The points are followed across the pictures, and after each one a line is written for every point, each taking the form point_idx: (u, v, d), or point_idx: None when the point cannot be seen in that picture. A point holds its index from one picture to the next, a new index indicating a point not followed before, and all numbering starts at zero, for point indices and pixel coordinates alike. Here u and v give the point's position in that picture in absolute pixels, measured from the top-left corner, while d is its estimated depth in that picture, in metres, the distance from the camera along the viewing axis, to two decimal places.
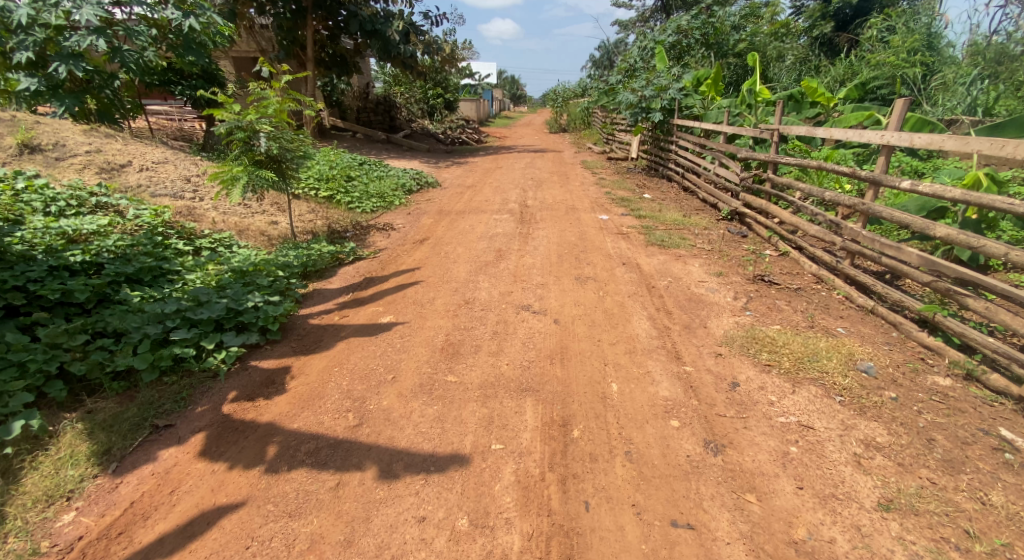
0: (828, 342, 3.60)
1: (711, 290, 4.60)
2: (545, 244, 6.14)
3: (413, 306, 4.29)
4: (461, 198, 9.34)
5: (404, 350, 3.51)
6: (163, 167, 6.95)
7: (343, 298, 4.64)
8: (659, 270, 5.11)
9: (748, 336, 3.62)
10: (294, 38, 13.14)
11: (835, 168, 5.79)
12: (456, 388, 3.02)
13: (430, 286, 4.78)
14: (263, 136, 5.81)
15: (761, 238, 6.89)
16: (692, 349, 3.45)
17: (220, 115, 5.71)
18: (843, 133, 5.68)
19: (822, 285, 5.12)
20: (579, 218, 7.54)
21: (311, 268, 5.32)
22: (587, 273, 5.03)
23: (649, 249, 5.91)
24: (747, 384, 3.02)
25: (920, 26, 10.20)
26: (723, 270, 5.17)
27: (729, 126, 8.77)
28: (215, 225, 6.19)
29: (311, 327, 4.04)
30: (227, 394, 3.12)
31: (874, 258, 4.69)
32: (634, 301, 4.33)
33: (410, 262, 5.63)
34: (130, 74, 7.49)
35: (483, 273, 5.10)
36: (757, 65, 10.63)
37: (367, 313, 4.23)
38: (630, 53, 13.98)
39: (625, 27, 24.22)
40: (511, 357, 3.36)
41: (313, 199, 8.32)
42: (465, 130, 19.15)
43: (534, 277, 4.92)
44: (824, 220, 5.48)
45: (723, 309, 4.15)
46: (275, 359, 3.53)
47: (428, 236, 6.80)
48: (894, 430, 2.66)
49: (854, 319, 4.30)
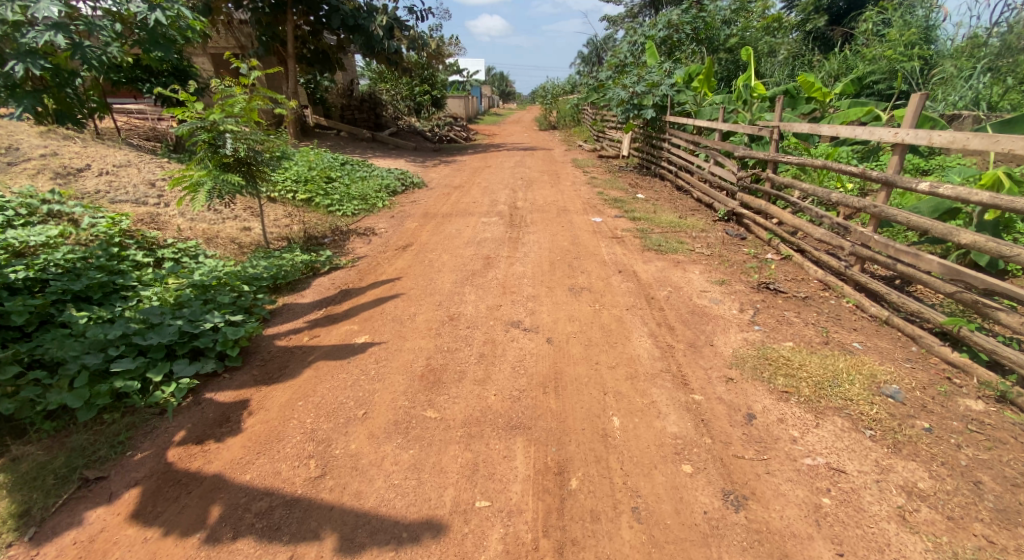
0: (848, 361, 3.27)
1: (714, 301, 4.26)
2: (536, 249, 5.79)
3: (391, 324, 3.92)
4: (448, 199, 8.95)
5: (379, 379, 3.13)
6: (125, 170, 6.50)
7: (316, 314, 4.24)
8: (658, 279, 4.77)
9: (761, 356, 3.28)
10: (274, 34, 12.58)
11: (839, 167, 5.47)
12: (435, 428, 2.65)
13: (411, 299, 4.41)
14: (228, 137, 5.38)
15: (761, 239, 6.59)
16: (700, 372, 3.10)
17: (181, 115, 5.26)
18: (850, 129, 5.35)
19: (829, 292, 4.80)
20: (571, 221, 7.22)
21: (281, 280, 4.92)
22: (581, 283, 4.67)
23: (646, 255, 5.57)
24: (764, 415, 2.68)
25: (918, 19, 9.97)
26: (725, 278, 4.85)
27: (724, 122, 8.46)
28: (180, 233, 5.78)
29: (276, 350, 3.65)
30: (174, 435, 2.76)
31: (887, 264, 4.38)
32: (633, 315, 3.97)
33: (391, 271, 5.24)
34: (93, 73, 6.93)
35: (469, 283, 4.73)
36: (752, 58, 10.24)
37: (340, 333, 3.85)
38: (618, 49, 13.52)
39: (613, 22, 23.95)
40: (499, 385, 3.00)
41: (291, 202, 7.89)
42: (453, 127, 18.74)
43: (524, 288, 4.55)
44: (829, 222, 5.17)
45: (730, 324, 3.81)
46: (233, 391, 3.15)
47: (411, 242, 6.41)
48: (936, 474, 2.34)
49: (868, 331, 3.97)
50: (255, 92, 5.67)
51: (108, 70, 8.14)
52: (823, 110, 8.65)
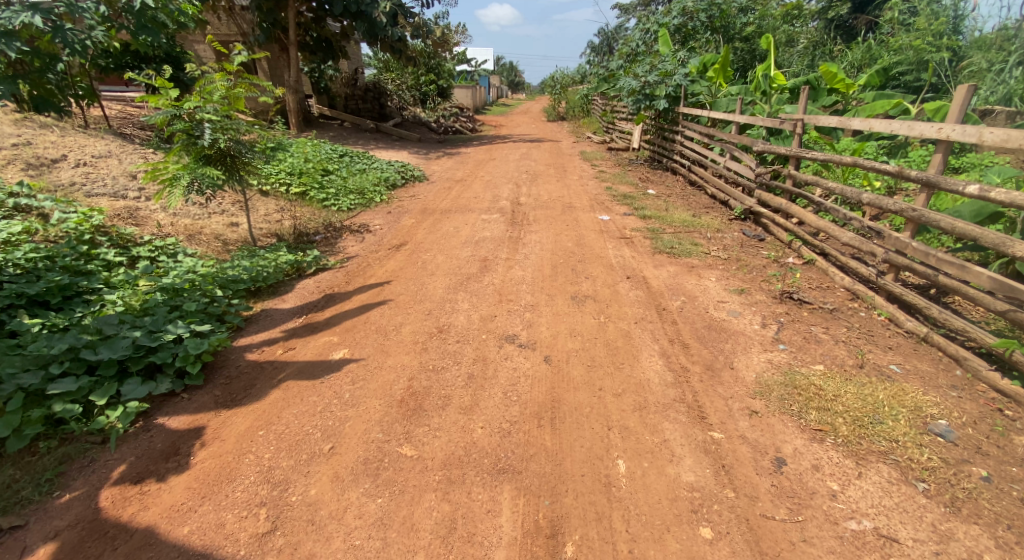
0: (888, 392, 2.85)
1: (732, 314, 3.84)
2: (538, 251, 5.40)
3: (374, 336, 3.54)
4: (448, 194, 8.57)
5: (353, 404, 2.76)
6: (104, 162, 6.17)
7: (294, 323, 3.87)
8: (670, 287, 4.36)
9: (787, 383, 2.87)
10: (275, 20, 12.11)
11: (869, 164, 4.99)
12: (409, 471, 2.28)
13: (398, 306, 4.03)
14: (207, 127, 4.96)
15: (780, 241, 6.14)
16: (718, 403, 2.70)
17: (154, 104, 4.85)
18: (882, 123, 4.84)
19: (858, 303, 4.38)
20: (576, 218, 6.81)
21: (261, 282, 4.53)
22: (585, 290, 4.27)
23: (657, 258, 5.16)
24: (796, 460, 2.29)
25: (945, 8, 9.48)
26: (744, 286, 4.44)
27: (742, 115, 7.99)
28: (160, 229, 5.43)
29: (245, 365, 3.28)
30: (111, 472, 2.43)
31: (926, 274, 3.94)
32: (642, 329, 3.57)
33: (381, 273, 4.86)
34: (76, 57, 6.59)
35: (463, 289, 4.34)
36: (772, 48, 9.70)
37: (317, 346, 3.47)
38: (631, 37, 13.00)
39: (626, 11, 23.32)
40: (487, 415, 2.61)
41: (283, 196, 7.52)
42: (459, 117, 18.27)
43: (523, 296, 4.16)
44: (858, 225, 4.72)
45: (751, 342, 3.40)
46: (188, 416, 2.81)
47: (406, 240, 6.04)
48: (1003, 541, 1.95)
49: (906, 350, 3.56)
50: (240, 79, 5.38)
51: (95, 55, 7.78)
52: (846, 102, 8.16)
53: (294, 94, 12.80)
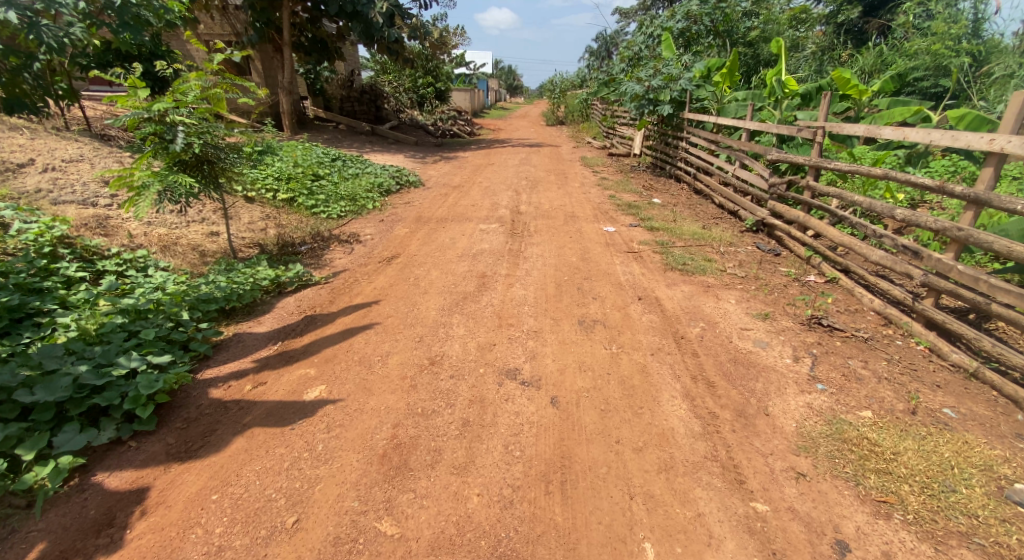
0: (953, 446, 2.48)
1: (759, 344, 3.44)
2: (540, 266, 5.01)
3: (356, 370, 3.12)
4: (444, 201, 8.18)
5: (326, 460, 2.34)
6: (74, 167, 5.72)
7: (268, 351, 3.45)
8: (687, 310, 3.96)
9: (834, 436, 2.48)
10: (269, 20, 11.70)
11: (902, 177, 4.60)
12: (390, 558, 1.91)
13: (387, 331, 3.63)
14: (180, 131, 4.50)
15: (797, 256, 5.74)
16: (757, 462, 2.32)
17: (122, 104, 4.39)
18: (920, 132, 4.46)
19: (892, 329, 4.01)
20: (580, 230, 6.42)
21: (235, 301, 4.08)
22: (593, 313, 3.87)
23: (669, 276, 4.77)
24: (860, 546, 1.96)
25: (962, 12, 9.22)
26: (767, 310, 4.05)
27: (752, 121, 7.59)
28: (131, 240, 4.99)
29: (206, 404, 2.85)
30: (31, 550, 2.02)
31: (975, 301, 3.58)
32: (660, 363, 3.16)
33: (369, 291, 4.44)
34: (50, 54, 6.14)
35: (459, 311, 3.93)
36: (783, 52, 9.21)
37: (291, 381, 3.04)
38: (632, 40, 12.61)
39: (625, 16, 23.10)
40: (484, 477, 2.22)
41: (270, 202, 7.08)
42: (456, 120, 17.87)
43: (524, 321, 3.75)
44: (891, 242, 4.33)
45: (785, 381, 2.99)
46: (132, 471, 2.39)
47: (399, 252, 5.64)
48: None
49: (957, 391, 3.20)
50: (221, 80, 4.98)
51: (74, 53, 7.33)
52: (859, 109, 7.83)
53: (288, 95, 12.39)
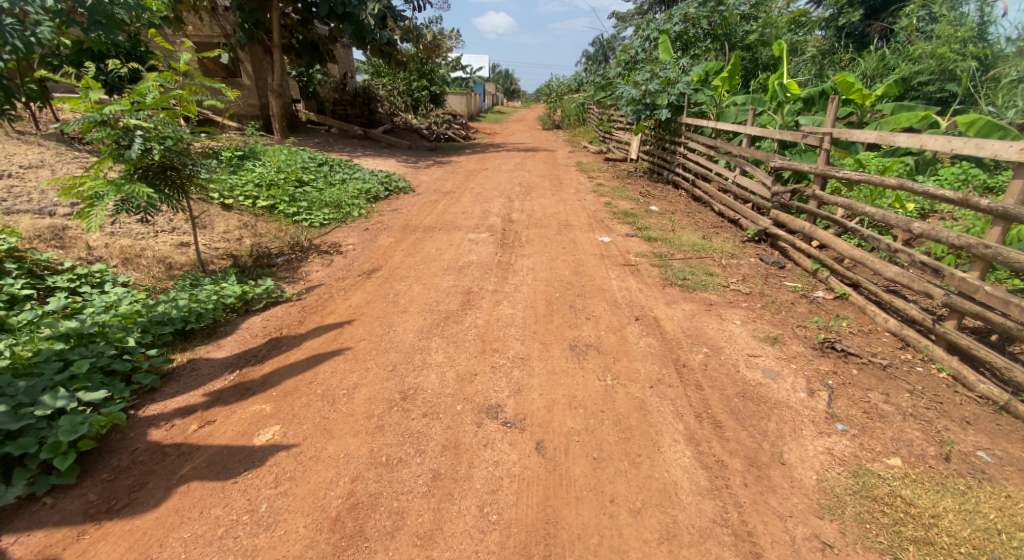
0: (997, 502, 2.16)
1: (770, 375, 3.09)
2: (530, 280, 4.68)
3: (317, 406, 2.77)
4: (434, 207, 7.84)
5: (268, 526, 2.06)
6: (33, 173, 5.37)
7: (223, 382, 3.09)
8: (688, 332, 3.63)
9: (861, 493, 2.17)
10: (257, 22, 11.21)
11: (917, 187, 4.28)
12: None
13: (358, 357, 3.28)
14: (137, 136, 4.16)
15: (803, 269, 5.38)
16: (774, 528, 2.02)
17: (73, 106, 4.04)
18: (937, 139, 4.13)
19: (910, 353, 3.67)
20: (574, 239, 6.09)
21: (194, 322, 3.69)
22: (586, 337, 3.52)
23: (669, 293, 4.44)
24: None
25: (967, 14, 8.95)
26: (775, 332, 3.71)
27: (753, 125, 7.26)
28: (90, 253, 4.64)
29: (142, 449, 2.53)
30: None
31: (1003, 326, 3.26)
32: (660, 398, 2.82)
33: (343, 309, 4.07)
34: (15, 54, 5.76)
35: (439, 334, 3.58)
36: (785, 55, 8.80)
37: (242, 420, 2.70)
38: (629, 42, 12.28)
39: (624, 19, 22.73)
40: (453, 550, 1.94)
41: (249, 210, 6.72)
42: (451, 123, 17.51)
43: (510, 346, 3.40)
44: (908, 258, 3.99)
45: (800, 420, 2.66)
46: (41, 537, 2.11)
47: (381, 264, 5.30)
48: None
49: (988, 429, 2.88)
50: (188, 81, 4.69)
51: (44, 51, 6.93)
52: (862, 113, 7.53)
53: (277, 98, 12.05)
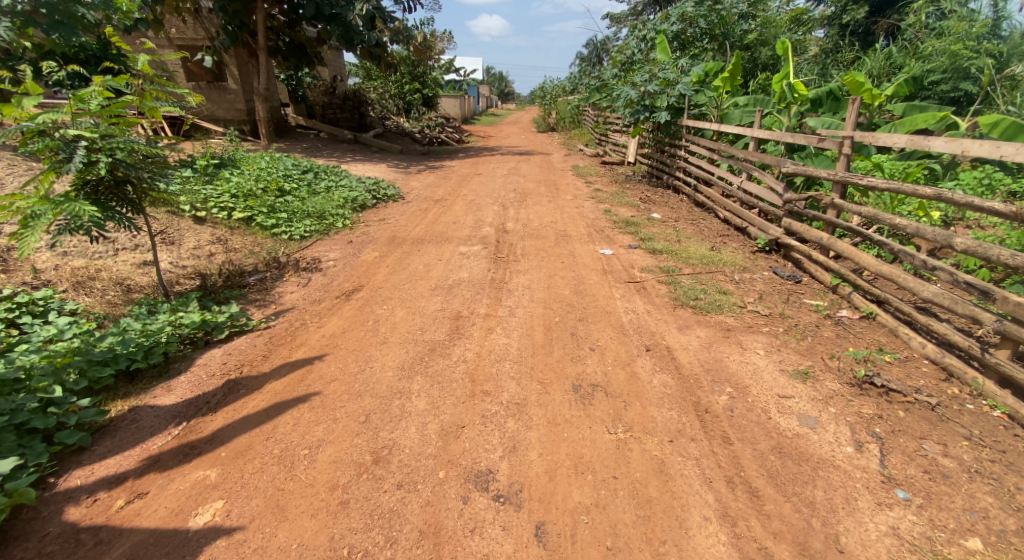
0: None
1: (807, 423, 2.64)
2: (526, 301, 4.23)
3: (272, 473, 2.31)
4: (424, 217, 7.39)
5: None
6: None
7: (166, 438, 2.62)
8: (707, 366, 3.18)
9: None
10: (242, 23, 10.65)
11: (954, 197, 3.81)
12: None
13: (327, 403, 2.81)
14: (80, 147, 3.64)
15: (821, 282, 4.90)
16: None
17: (7, 115, 3.52)
18: (980, 146, 3.68)
19: (959, 386, 3.20)
20: (573, 252, 5.65)
21: (141, 360, 3.21)
22: (591, 374, 3.06)
23: (681, 315, 4.00)
24: None
25: (980, 10, 8.55)
26: (805, 365, 3.26)
27: (761, 128, 6.79)
28: (36, 278, 4.16)
29: (53, 537, 2.06)
30: None
31: None
32: (681, 457, 2.37)
33: (315, 341, 3.60)
34: None
35: (422, 371, 3.11)
36: (790, 53, 8.22)
37: (180, 493, 2.24)
38: (626, 43, 11.79)
39: (619, 18, 22.34)
40: None
41: (223, 222, 6.22)
42: (444, 127, 17.03)
43: (504, 388, 2.92)
44: (947, 277, 3.52)
45: (850, 487, 2.24)
46: None
47: (364, 282, 4.85)
48: None
49: None
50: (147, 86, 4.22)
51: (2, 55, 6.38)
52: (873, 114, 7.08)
53: (263, 102, 11.55)
